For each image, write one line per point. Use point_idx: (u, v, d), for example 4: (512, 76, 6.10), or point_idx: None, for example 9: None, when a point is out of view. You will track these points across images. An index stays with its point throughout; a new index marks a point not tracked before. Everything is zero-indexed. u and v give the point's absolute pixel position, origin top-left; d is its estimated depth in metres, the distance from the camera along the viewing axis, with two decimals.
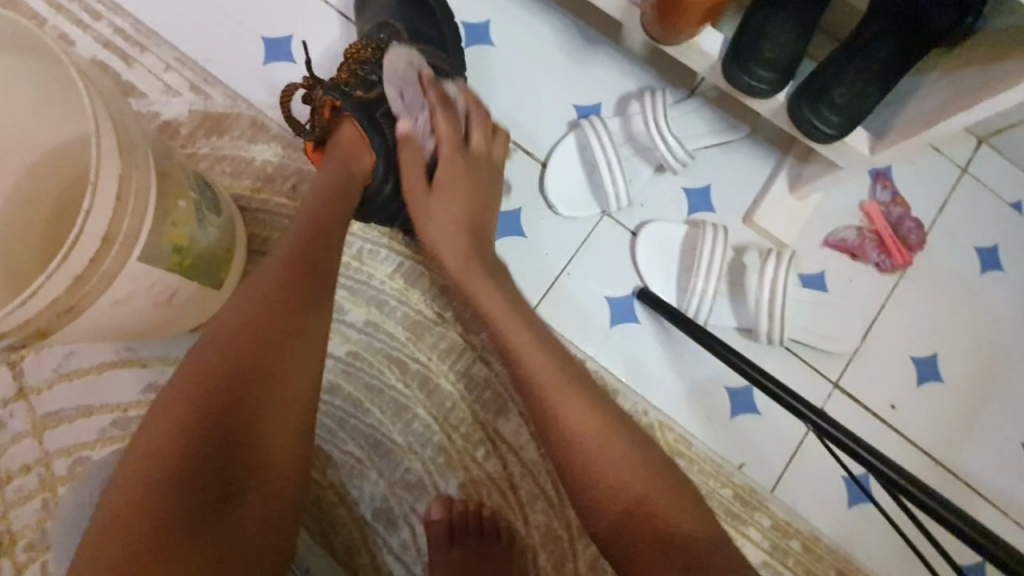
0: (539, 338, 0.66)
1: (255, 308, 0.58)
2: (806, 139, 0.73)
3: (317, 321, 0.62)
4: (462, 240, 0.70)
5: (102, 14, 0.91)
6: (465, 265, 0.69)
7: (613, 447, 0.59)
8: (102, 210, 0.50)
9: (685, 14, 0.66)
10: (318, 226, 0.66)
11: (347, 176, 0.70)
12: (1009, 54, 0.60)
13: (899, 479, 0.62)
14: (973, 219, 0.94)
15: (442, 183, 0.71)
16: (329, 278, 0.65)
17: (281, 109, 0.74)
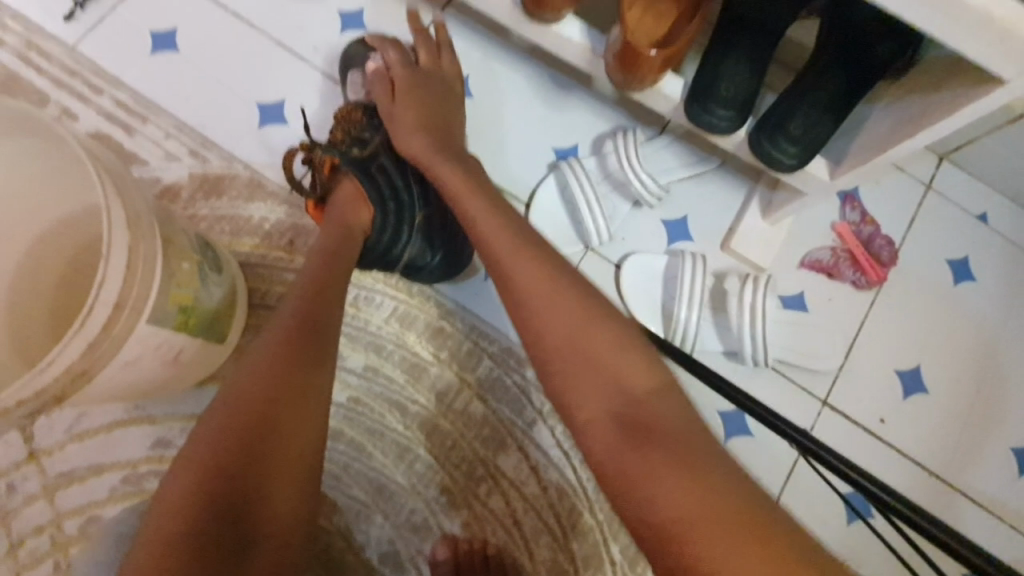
0: None
1: (262, 368, 0.62)
2: (769, 168, 0.79)
3: (321, 377, 0.65)
4: (418, 145, 0.76)
5: (105, 90, 0.97)
6: (420, 149, 0.76)
7: (601, 352, 0.57)
8: (114, 278, 0.53)
9: (647, 63, 0.72)
10: (319, 285, 0.70)
11: (345, 233, 0.75)
12: (946, 82, 0.65)
13: (893, 502, 0.64)
14: (942, 232, 0.98)
15: (400, 102, 0.80)
16: (332, 333, 0.68)
17: (284, 171, 0.81)
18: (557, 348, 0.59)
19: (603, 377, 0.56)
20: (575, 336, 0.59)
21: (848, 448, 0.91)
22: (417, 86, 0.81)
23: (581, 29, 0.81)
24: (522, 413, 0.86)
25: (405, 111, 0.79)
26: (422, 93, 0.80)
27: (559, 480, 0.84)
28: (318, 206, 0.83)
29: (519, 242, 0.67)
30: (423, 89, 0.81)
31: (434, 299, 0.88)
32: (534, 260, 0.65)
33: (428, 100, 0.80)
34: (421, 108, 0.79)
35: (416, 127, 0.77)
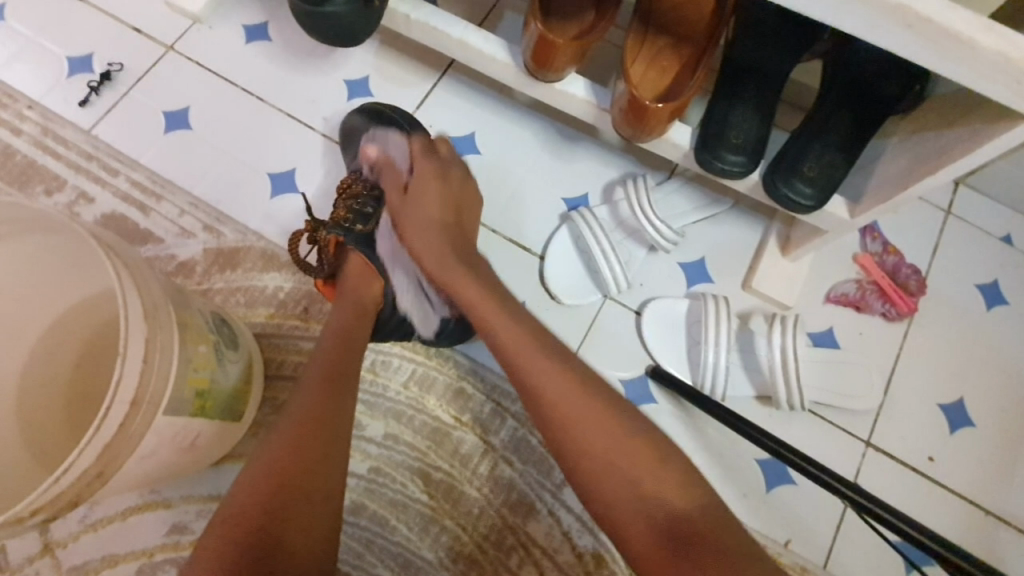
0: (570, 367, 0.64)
1: (269, 473, 0.58)
2: (784, 209, 0.77)
3: (330, 482, 0.60)
4: (438, 248, 0.74)
5: (120, 171, 0.99)
6: (439, 266, 0.73)
7: (616, 453, 0.57)
8: (131, 374, 0.52)
9: (654, 115, 0.73)
10: (333, 375, 0.67)
11: (357, 308, 0.75)
12: (964, 118, 0.64)
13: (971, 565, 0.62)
14: (969, 258, 0.96)
15: (415, 193, 0.78)
16: (344, 432, 0.64)
17: (290, 254, 0.83)
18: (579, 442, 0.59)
19: (624, 482, 0.56)
20: (593, 436, 0.59)
21: (896, 491, 0.86)
22: (434, 173, 0.79)
23: (585, 85, 0.82)
24: (551, 474, 0.82)
25: (423, 197, 0.77)
26: (441, 192, 0.79)
27: (595, 546, 0.80)
28: (327, 284, 0.83)
29: (529, 336, 0.66)
30: (435, 173, 0.79)
31: (452, 358, 0.86)
32: (554, 366, 0.63)
33: (444, 198, 0.78)
34: (439, 208, 0.77)
35: (433, 233, 0.75)
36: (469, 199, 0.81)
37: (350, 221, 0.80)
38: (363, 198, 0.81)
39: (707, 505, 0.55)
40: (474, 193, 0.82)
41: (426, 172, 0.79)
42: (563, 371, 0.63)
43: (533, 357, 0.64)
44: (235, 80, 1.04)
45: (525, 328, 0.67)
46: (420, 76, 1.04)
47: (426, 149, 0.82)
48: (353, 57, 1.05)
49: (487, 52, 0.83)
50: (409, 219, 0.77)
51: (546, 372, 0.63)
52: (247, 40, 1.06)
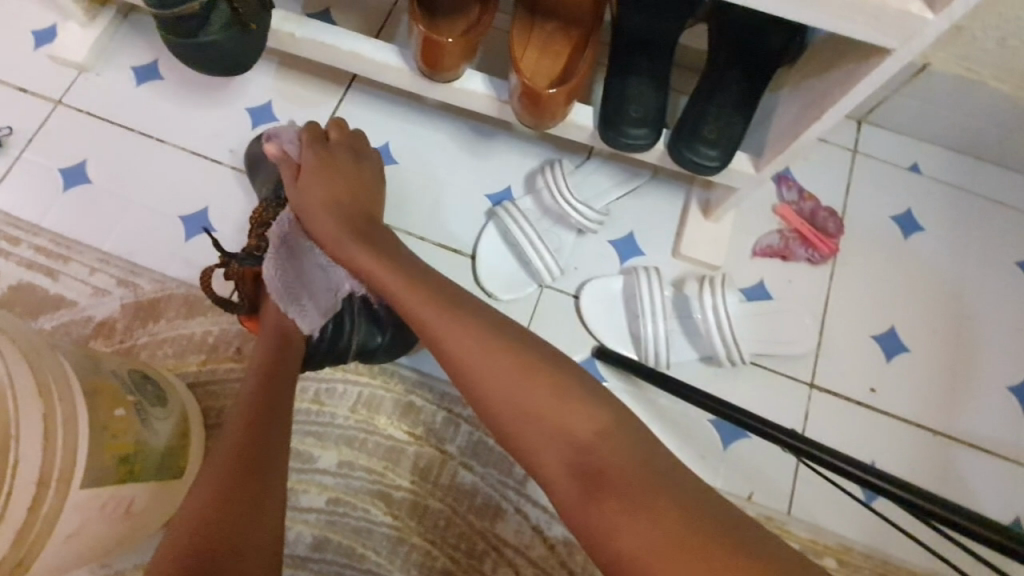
0: (474, 321, 0.62)
1: (191, 523, 0.55)
2: (693, 174, 0.79)
3: (263, 526, 0.58)
4: (332, 231, 0.72)
5: (21, 238, 0.93)
6: (339, 247, 0.70)
7: (537, 401, 0.55)
8: (31, 454, 0.50)
9: (551, 102, 0.73)
10: (253, 417, 0.65)
11: (279, 339, 0.74)
12: (840, 61, 0.67)
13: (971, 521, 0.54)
14: (881, 191, 1.00)
15: (308, 180, 0.76)
16: (274, 477, 0.62)
17: (203, 292, 0.79)
18: (496, 397, 0.57)
19: (550, 428, 0.54)
20: (513, 388, 0.56)
21: (845, 426, 0.89)
22: (326, 160, 0.78)
23: (484, 79, 0.81)
24: (512, 472, 0.83)
25: (316, 188, 0.75)
26: (334, 179, 0.77)
27: (565, 534, 0.81)
28: (252, 318, 0.81)
29: (431, 295, 0.64)
30: (331, 175, 0.77)
31: (397, 373, 0.86)
32: (462, 319, 0.61)
33: (335, 182, 0.76)
34: (336, 194, 0.75)
35: (329, 217, 0.73)
36: (366, 181, 0.81)
37: (263, 250, 0.79)
38: (276, 224, 0.82)
39: (633, 445, 0.52)
40: (374, 182, 0.82)
41: (318, 163, 0.77)
42: (472, 322, 0.61)
43: (465, 340, 0.60)
44: (132, 125, 0.99)
45: (443, 299, 0.64)
46: (324, 93, 1.01)
47: (315, 137, 0.80)
48: (252, 84, 1.02)
49: (380, 60, 0.82)
50: (305, 209, 0.75)
51: (449, 325, 0.61)
52: (138, 82, 1.01)
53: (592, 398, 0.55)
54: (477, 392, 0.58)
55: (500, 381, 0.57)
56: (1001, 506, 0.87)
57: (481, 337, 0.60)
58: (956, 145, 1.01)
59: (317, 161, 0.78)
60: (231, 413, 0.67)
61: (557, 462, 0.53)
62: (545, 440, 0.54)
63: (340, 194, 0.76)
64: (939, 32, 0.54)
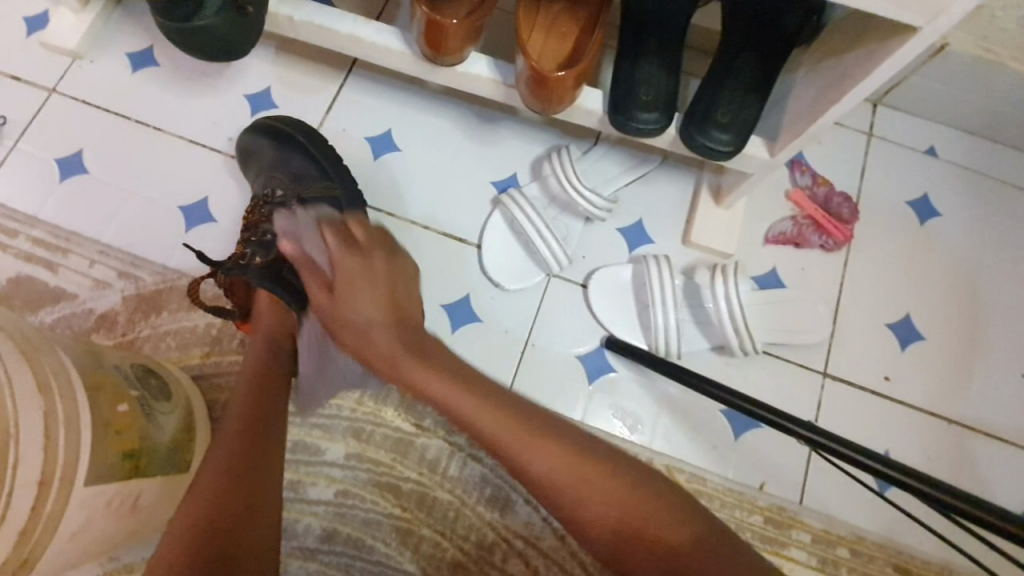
0: (539, 430, 0.58)
1: (189, 525, 0.55)
2: (705, 159, 0.76)
3: (260, 532, 0.57)
4: (384, 338, 0.60)
5: (18, 230, 0.91)
6: (394, 366, 0.60)
7: (623, 514, 0.54)
8: (32, 454, 0.49)
9: (559, 85, 0.70)
10: (251, 414, 0.64)
11: (272, 345, 0.73)
12: (861, 40, 0.64)
13: (958, 502, 0.56)
14: (896, 176, 0.97)
15: (347, 288, 0.62)
16: (270, 478, 0.61)
17: (194, 305, 0.78)
18: (588, 510, 0.55)
19: (643, 546, 0.53)
20: (602, 500, 0.55)
21: (859, 416, 0.88)
22: (358, 265, 0.63)
23: (489, 63, 0.78)
24: None
25: (358, 291, 0.62)
26: (376, 280, 0.62)
27: None
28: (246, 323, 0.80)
29: (496, 402, 0.59)
30: (373, 281, 0.62)
31: None
32: (532, 431, 0.58)
33: (383, 291, 0.62)
34: (379, 299, 0.62)
35: (382, 338, 0.60)
36: (403, 271, 0.66)
37: (249, 256, 0.76)
38: (261, 230, 0.78)
39: (672, 510, 0.54)
40: (410, 272, 0.66)
41: (353, 268, 0.63)
42: (542, 432, 0.58)
43: (489, 418, 0.58)
44: (128, 114, 0.97)
45: (461, 378, 0.60)
46: (324, 79, 0.99)
47: (342, 240, 0.65)
48: (250, 70, 0.99)
49: (381, 45, 0.79)
50: (343, 317, 0.62)
51: (525, 442, 0.57)
52: (133, 69, 0.99)
53: (664, 499, 0.55)
54: (563, 501, 0.56)
55: (585, 494, 0.55)
56: (1016, 494, 0.86)
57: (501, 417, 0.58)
58: (974, 127, 0.98)
59: (348, 256, 0.63)
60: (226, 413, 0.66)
61: (608, 547, 0.55)
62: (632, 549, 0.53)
63: (387, 301, 0.62)
64: (969, 8, 0.52)
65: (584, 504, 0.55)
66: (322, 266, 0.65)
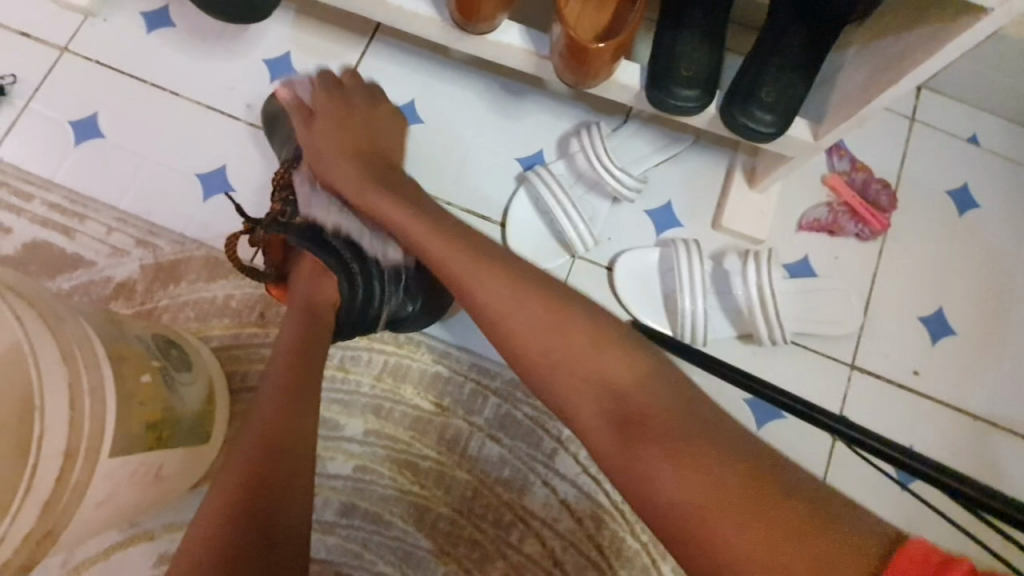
0: (515, 274, 0.61)
1: (223, 496, 0.54)
2: (746, 141, 0.73)
3: (296, 510, 0.55)
4: (342, 166, 0.73)
5: (34, 194, 0.89)
6: (351, 187, 0.72)
7: (580, 346, 0.56)
8: (56, 425, 0.49)
9: (596, 57, 0.67)
10: (289, 389, 0.62)
11: (312, 313, 0.70)
12: (921, 19, 0.61)
13: (977, 494, 0.54)
14: (937, 164, 0.94)
15: (330, 157, 0.75)
16: (306, 457, 0.59)
17: (230, 261, 0.77)
18: (540, 334, 0.57)
19: (588, 377, 0.54)
20: (559, 343, 0.56)
21: (883, 409, 0.86)
22: (337, 99, 0.79)
23: (521, 32, 0.74)
24: (540, 444, 0.82)
25: (325, 125, 0.77)
26: (342, 117, 0.77)
27: (593, 507, 0.80)
28: (280, 287, 0.79)
29: (451, 234, 0.65)
30: (338, 117, 0.77)
31: (424, 343, 0.84)
32: (492, 267, 0.61)
33: (342, 121, 0.77)
34: (346, 134, 0.76)
35: (349, 168, 0.73)
36: (388, 141, 0.79)
37: (288, 217, 0.75)
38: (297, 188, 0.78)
39: (666, 388, 0.52)
40: (375, 109, 0.80)
41: (334, 115, 0.77)
42: (503, 270, 0.61)
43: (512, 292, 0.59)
44: (144, 77, 0.94)
45: (473, 246, 0.64)
46: (346, 45, 0.95)
47: (324, 79, 0.80)
48: (269, 34, 0.95)
49: (409, 9, 0.74)
50: (324, 167, 0.75)
51: (494, 283, 0.60)
52: (149, 30, 0.95)
53: (666, 382, 0.53)
54: (528, 349, 0.57)
55: (565, 350, 0.56)
56: None
57: (525, 296, 0.59)
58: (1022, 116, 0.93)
59: (328, 95, 0.79)
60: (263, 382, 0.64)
61: (583, 406, 0.54)
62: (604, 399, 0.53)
63: (355, 138, 0.76)
64: None
65: (548, 353, 0.56)
66: (308, 109, 0.79)
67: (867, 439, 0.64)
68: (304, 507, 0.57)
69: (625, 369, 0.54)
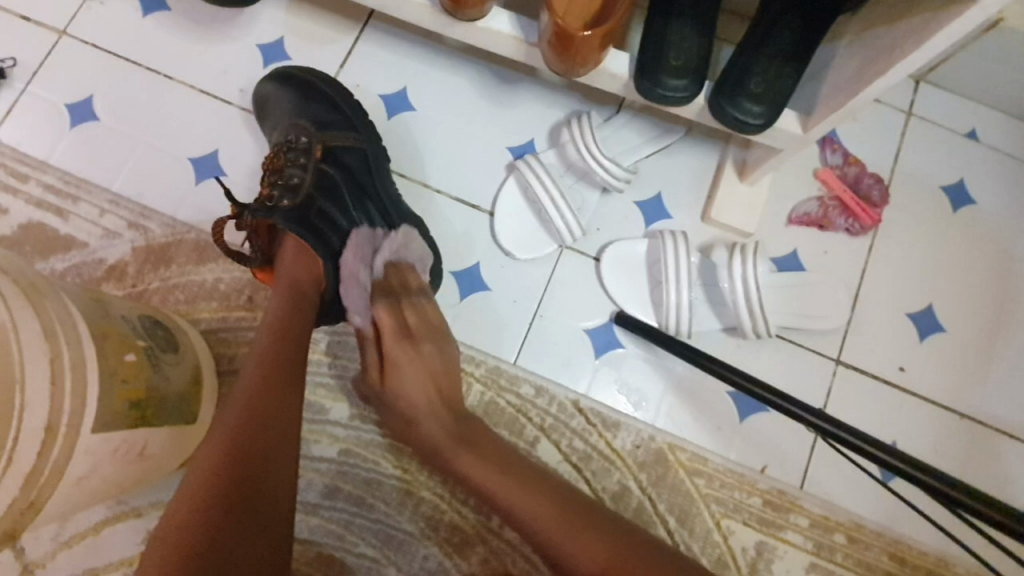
0: (510, 464, 0.63)
1: (206, 466, 0.55)
2: (734, 132, 0.72)
3: (280, 478, 0.57)
4: (433, 434, 0.66)
5: (29, 174, 0.90)
6: (439, 451, 0.66)
7: (561, 526, 0.56)
8: (38, 400, 0.50)
9: (583, 45, 0.66)
10: (271, 366, 0.63)
11: (297, 296, 0.70)
12: (912, 10, 0.60)
13: (955, 491, 0.57)
14: (933, 159, 0.92)
15: (400, 378, 0.68)
16: (289, 429, 0.60)
17: (216, 244, 0.76)
18: (526, 513, 0.59)
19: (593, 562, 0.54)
20: (546, 518, 0.57)
21: (868, 406, 0.86)
22: (415, 356, 0.69)
23: (511, 18, 0.74)
24: (523, 432, 0.84)
25: (411, 382, 0.68)
26: (427, 363, 0.69)
27: None
28: (265, 271, 0.79)
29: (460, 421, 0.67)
30: (426, 365, 0.69)
31: None
32: (487, 453, 0.64)
33: (430, 373, 0.68)
34: (426, 384, 0.68)
35: (431, 426, 0.67)
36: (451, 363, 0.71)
37: (277, 200, 0.75)
38: (287, 172, 0.78)
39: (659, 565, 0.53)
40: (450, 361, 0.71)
41: (406, 358, 0.68)
42: (492, 451, 0.64)
43: (519, 496, 0.59)
44: (138, 60, 0.94)
45: (468, 436, 0.66)
46: (339, 29, 0.95)
47: (395, 326, 0.69)
48: (263, 18, 0.95)
49: None
50: (396, 400, 0.68)
51: (500, 477, 0.61)
52: (144, 12, 0.95)
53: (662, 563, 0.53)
54: (519, 513, 0.59)
55: (549, 524, 0.57)
56: None
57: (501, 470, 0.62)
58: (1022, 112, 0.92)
59: (393, 317, 0.69)
60: (245, 364, 0.64)
61: None
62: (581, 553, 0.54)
63: (434, 386, 0.68)
64: None
65: (538, 522, 0.58)
66: (372, 333, 0.70)
67: (839, 430, 0.65)
68: (289, 488, 0.58)
69: (616, 545, 0.55)
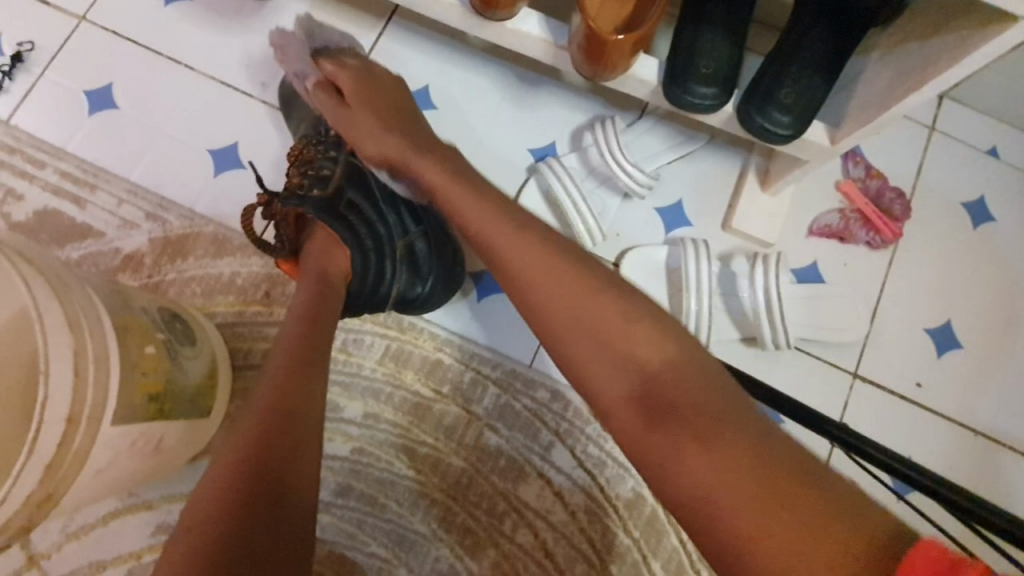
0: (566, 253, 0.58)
1: (229, 464, 0.54)
2: (762, 142, 0.72)
3: (304, 475, 0.56)
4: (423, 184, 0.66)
5: (47, 162, 0.89)
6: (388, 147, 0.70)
7: (597, 316, 0.53)
8: (60, 392, 0.50)
9: (615, 50, 0.66)
10: (295, 362, 0.62)
11: (324, 289, 0.70)
12: (947, 27, 0.60)
13: (962, 498, 0.57)
14: (954, 175, 0.92)
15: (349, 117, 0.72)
16: (313, 427, 0.59)
17: (244, 232, 0.76)
18: (552, 295, 0.55)
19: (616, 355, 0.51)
20: (574, 292, 0.55)
21: (883, 421, 0.86)
22: (351, 72, 0.75)
23: (540, 21, 0.73)
24: (538, 437, 0.82)
25: (368, 129, 0.71)
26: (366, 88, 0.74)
27: (588, 501, 0.80)
28: (290, 262, 0.77)
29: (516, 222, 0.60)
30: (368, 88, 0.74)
31: (426, 330, 0.84)
32: (531, 237, 0.59)
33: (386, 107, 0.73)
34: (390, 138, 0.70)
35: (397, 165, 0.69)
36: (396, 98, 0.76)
37: (307, 189, 0.73)
38: (318, 162, 0.77)
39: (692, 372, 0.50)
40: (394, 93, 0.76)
41: (348, 84, 0.74)
42: (540, 239, 0.58)
43: (561, 277, 0.55)
44: (159, 49, 0.94)
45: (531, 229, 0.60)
46: (363, 26, 0.94)
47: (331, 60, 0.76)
48: (287, 12, 0.95)
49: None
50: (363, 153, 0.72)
51: (547, 262, 0.57)
52: (167, 2, 0.95)
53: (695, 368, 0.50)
54: (540, 296, 0.56)
55: (582, 312, 0.53)
56: None
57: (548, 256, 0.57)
58: None
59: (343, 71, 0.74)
60: (269, 359, 0.63)
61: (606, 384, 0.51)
62: (608, 341, 0.52)
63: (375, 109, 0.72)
64: None
65: (564, 308, 0.54)
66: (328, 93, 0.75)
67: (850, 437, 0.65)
68: (313, 485, 0.57)
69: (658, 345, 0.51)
